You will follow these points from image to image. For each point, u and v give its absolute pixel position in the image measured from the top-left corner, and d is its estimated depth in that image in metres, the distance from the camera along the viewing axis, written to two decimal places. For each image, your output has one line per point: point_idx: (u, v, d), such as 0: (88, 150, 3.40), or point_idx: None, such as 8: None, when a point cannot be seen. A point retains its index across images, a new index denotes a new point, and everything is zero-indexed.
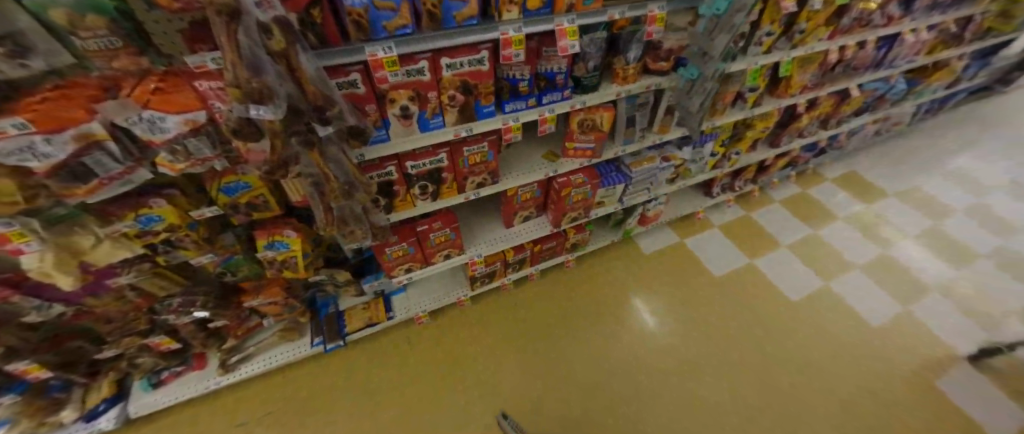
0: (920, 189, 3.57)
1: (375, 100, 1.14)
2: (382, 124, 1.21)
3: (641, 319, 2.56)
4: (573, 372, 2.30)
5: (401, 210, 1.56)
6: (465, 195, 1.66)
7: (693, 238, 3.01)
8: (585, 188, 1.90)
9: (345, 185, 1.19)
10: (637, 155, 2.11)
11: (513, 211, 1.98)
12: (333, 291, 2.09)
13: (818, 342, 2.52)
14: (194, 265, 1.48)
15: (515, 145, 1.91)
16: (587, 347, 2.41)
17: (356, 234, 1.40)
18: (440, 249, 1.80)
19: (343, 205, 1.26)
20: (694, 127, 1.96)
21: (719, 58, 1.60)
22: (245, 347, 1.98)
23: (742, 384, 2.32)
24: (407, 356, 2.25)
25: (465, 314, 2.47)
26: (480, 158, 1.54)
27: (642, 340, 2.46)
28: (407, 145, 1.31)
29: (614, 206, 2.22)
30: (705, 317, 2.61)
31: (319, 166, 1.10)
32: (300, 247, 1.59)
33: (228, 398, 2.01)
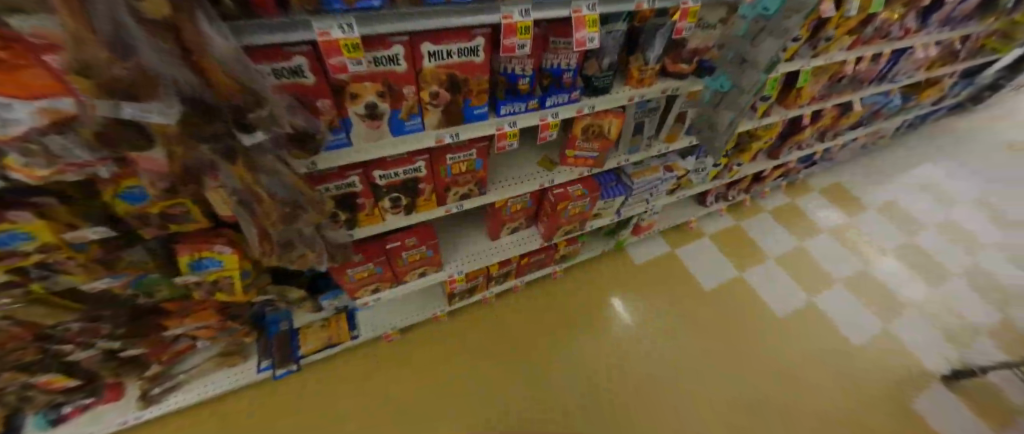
0: (899, 204, 3.59)
1: (330, 95, 0.86)
2: (340, 124, 0.94)
3: (631, 329, 2.41)
4: (560, 387, 2.13)
5: (367, 226, 1.28)
6: (446, 208, 1.40)
7: (683, 248, 2.87)
8: (583, 201, 1.67)
9: (289, 205, 0.91)
10: (640, 164, 1.91)
11: (500, 223, 1.74)
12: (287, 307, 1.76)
13: (803, 355, 2.48)
14: (90, 290, 1.16)
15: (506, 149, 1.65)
16: (572, 357, 2.24)
17: (307, 258, 1.12)
18: (414, 267, 1.53)
19: (286, 228, 0.98)
20: (719, 142, 1.76)
21: (763, 66, 1.38)
22: (174, 375, 1.67)
23: (731, 393, 2.25)
24: (374, 378, 2.00)
25: (441, 329, 2.22)
26: (467, 167, 1.28)
27: (628, 349, 2.32)
28: (374, 151, 1.04)
29: (611, 218, 2.01)
30: (691, 324, 2.50)
31: (249, 183, 0.81)
32: (237, 266, 1.28)
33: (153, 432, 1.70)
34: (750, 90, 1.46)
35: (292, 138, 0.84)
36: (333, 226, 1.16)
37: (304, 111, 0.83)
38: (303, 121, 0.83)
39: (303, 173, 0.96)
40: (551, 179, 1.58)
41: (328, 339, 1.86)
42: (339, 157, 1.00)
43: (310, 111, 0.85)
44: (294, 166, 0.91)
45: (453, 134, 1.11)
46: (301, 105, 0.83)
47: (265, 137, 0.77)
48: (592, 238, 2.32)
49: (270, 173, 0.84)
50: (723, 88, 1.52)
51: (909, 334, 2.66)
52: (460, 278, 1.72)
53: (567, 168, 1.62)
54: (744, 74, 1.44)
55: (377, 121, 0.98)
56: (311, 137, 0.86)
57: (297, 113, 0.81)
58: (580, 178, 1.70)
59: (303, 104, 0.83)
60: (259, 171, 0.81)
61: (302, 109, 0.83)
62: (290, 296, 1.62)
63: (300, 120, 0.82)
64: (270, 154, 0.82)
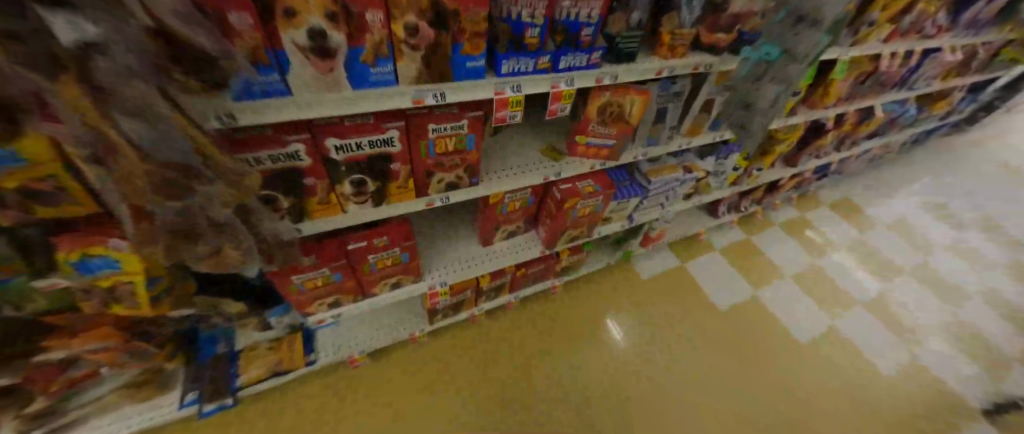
0: (914, 219, 3.39)
1: (252, 7, 0.56)
2: (271, 60, 0.65)
3: (636, 343, 2.12)
4: (562, 398, 1.85)
5: (321, 218, 0.98)
6: (427, 200, 1.10)
7: (692, 261, 2.59)
8: (595, 200, 1.40)
9: (177, 170, 0.61)
10: (656, 161, 1.65)
11: (493, 225, 1.44)
12: (225, 323, 1.44)
13: (822, 363, 2.24)
14: None
15: (502, 133, 1.37)
16: (569, 375, 1.93)
17: (228, 258, 0.81)
18: (385, 275, 1.22)
19: (184, 211, 0.67)
20: (759, 123, 1.56)
21: (827, 25, 1.19)
22: (65, 412, 1.27)
23: (740, 406, 1.99)
24: (335, 412, 1.63)
25: (421, 352, 1.87)
26: (455, 145, 0.99)
27: (632, 365, 2.02)
28: (326, 107, 0.75)
29: (621, 224, 1.74)
30: (699, 333, 2.23)
31: (101, 129, 0.51)
32: (141, 271, 0.96)
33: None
34: (806, 55, 1.28)
35: (183, 64, 0.55)
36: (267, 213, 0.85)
37: (204, 24, 0.54)
38: (202, 39, 0.54)
39: (208, 128, 0.66)
40: (557, 171, 1.31)
41: (276, 364, 1.50)
42: (271, 112, 0.70)
43: (216, 28, 0.56)
44: (191, 113, 0.61)
45: (435, 94, 0.83)
46: (200, 16, 0.53)
47: (127, 54, 0.48)
48: (597, 248, 2.03)
49: (143, 118, 0.53)
50: (770, 57, 1.32)
51: (946, 358, 2.38)
52: (443, 291, 1.40)
53: (575, 158, 1.34)
54: (801, 36, 1.24)
55: (328, 63, 0.69)
56: (211, 62, 0.58)
57: (190, 21, 0.52)
58: (590, 172, 1.43)
59: (203, 14, 0.54)
60: (120, 112, 0.51)
61: (202, 22, 0.54)
62: (225, 308, 1.30)
63: (197, 35, 0.54)
64: (142, 88, 0.52)
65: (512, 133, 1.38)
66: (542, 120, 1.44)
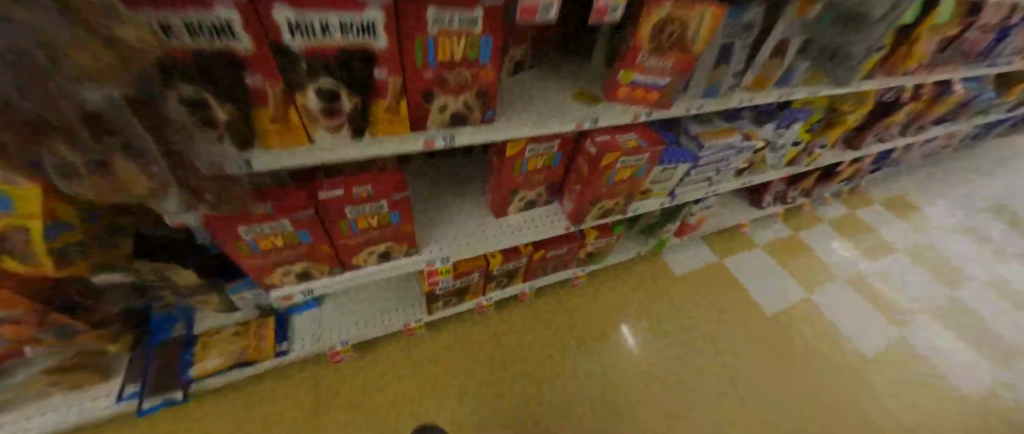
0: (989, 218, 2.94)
1: None
2: None
3: (667, 343, 1.80)
4: (576, 396, 1.57)
5: (279, 145, 0.72)
6: (425, 138, 0.83)
7: (732, 256, 2.26)
8: (637, 160, 1.11)
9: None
10: (707, 122, 1.36)
11: (509, 190, 1.16)
12: (182, 300, 1.18)
13: (888, 372, 1.88)
14: None
15: (524, 71, 1.09)
16: (582, 378, 1.62)
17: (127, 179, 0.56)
18: (369, 240, 0.95)
19: (0, 58, 0.40)
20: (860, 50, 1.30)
21: None
22: None
23: (775, 413, 1.66)
24: (311, 414, 1.36)
25: (417, 346, 1.59)
26: (464, 51, 0.72)
27: (656, 368, 1.71)
28: None
29: (661, 201, 1.45)
30: (738, 334, 1.90)
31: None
32: (43, 214, 0.70)
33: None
34: None
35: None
36: (188, 123, 0.60)
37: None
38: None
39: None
40: (592, 119, 1.02)
41: (239, 355, 1.23)
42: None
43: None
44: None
45: None
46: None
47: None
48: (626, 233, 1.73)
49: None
50: None
51: None
52: (443, 269, 1.14)
53: (615, 105, 1.06)
54: None
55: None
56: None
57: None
58: (632, 126, 1.14)
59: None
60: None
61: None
62: (178, 280, 1.05)
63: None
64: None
65: (537, 73, 1.10)
66: (574, 60, 1.15)
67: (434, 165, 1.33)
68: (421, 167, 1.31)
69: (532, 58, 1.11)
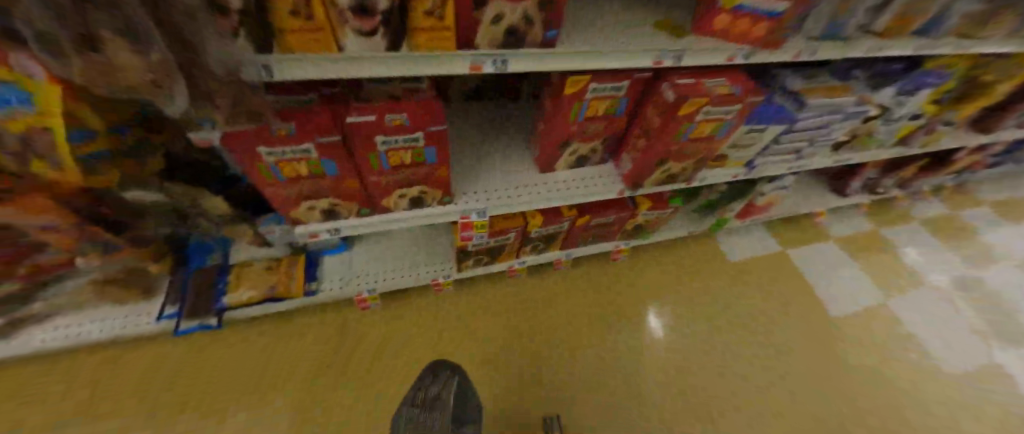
0: None
1: None
2: None
3: (715, 333, 1.63)
4: (612, 370, 1.47)
5: (302, 52, 0.61)
6: (472, 58, 0.69)
7: (801, 248, 1.98)
8: (725, 113, 0.90)
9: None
10: (813, 77, 1.10)
11: (560, 140, 1.00)
12: (216, 228, 1.15)
13: (982, 396, 1.59)
14: None
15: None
16: (617, 357, 1.50)
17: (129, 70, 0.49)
18: (401, 180, 0.85)
19: None
20: None
21: None
22: (36, 300, 1.10)
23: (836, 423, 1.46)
24: (337, 357, 1.35)
25: (445, 304, 1.52)
26: None
27: (701, 357, 1.54)
28: None
29: (735, 172, 1.23)
30: (801, 332, 1.68)
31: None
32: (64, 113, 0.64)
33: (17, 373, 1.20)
34: None
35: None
36: (196, 13, 0.48)
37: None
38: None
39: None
40: (674, 55, 0.83)
41: (269, 291, 1.22)
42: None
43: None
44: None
45: None
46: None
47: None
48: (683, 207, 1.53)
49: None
50: None
51: None
52: (480, 224, 1.03)
53: (705, 38, 0.86)
54: None
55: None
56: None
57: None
58: (721, 70, 0.93)
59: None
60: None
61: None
62: (210, 206, 1.03)
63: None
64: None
65: None
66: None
67: (477, 110, 1.19)
68: (461, 110, 1.17)
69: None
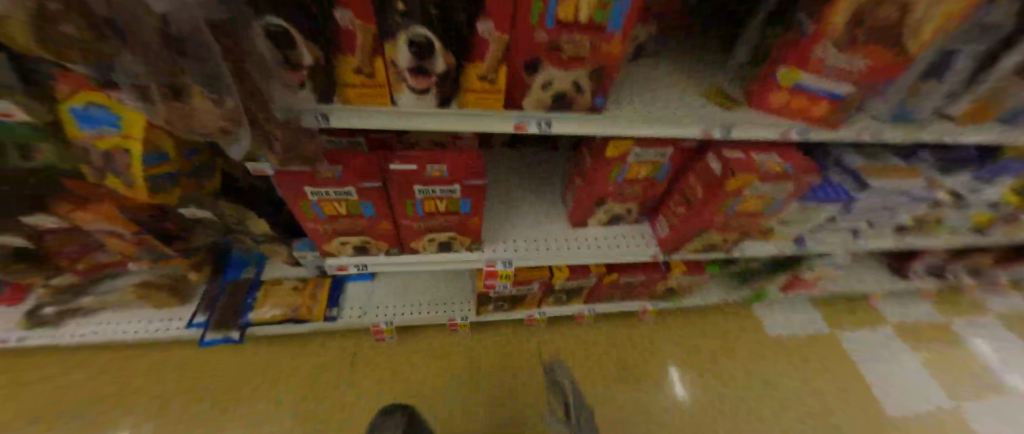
0: None
1: None
2: None
3: (750, 416, 1.47)
4: None
5: (360, 102, 0.64)
6: (519, 118, 0.70)
7: (853, 330, 1.79)
8: (775, 190, 0.87)
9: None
10: (874, 156, 1.03)
11: (596, 199, 0.99)
12: (254, 246, 1.20)
13: None
14: None
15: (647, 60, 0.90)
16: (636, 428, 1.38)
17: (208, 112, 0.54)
18: (434, 225, 0.86)
19: None
20: None
21: None
22: (85, 296, 1.17)
23: None
24: (341, 390, 1.32)
25: (459, 345, 1.47)
26: (590, 12, 0.56)
27: None
28: None
29: (783, 247, 1.13)
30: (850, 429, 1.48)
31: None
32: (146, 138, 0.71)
33: (58, 355, 1.28)
34: None
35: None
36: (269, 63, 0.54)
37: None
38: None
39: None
40: (724, 126, 0.80)
41: (291, 312, 1.23)
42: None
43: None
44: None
45: None
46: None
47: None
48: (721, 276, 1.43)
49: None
50: None
51: None
52: (504, 274, 0.98)
53: (761, 112, 0.83)
54: None
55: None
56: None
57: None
58: (772, 145, 0.90)
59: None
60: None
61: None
62: (253, 226, 1.07)
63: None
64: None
65: (662, 64, 0.89)
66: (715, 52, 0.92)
67: (514, 158, 1.20)
68: (501, 156, 1.19)
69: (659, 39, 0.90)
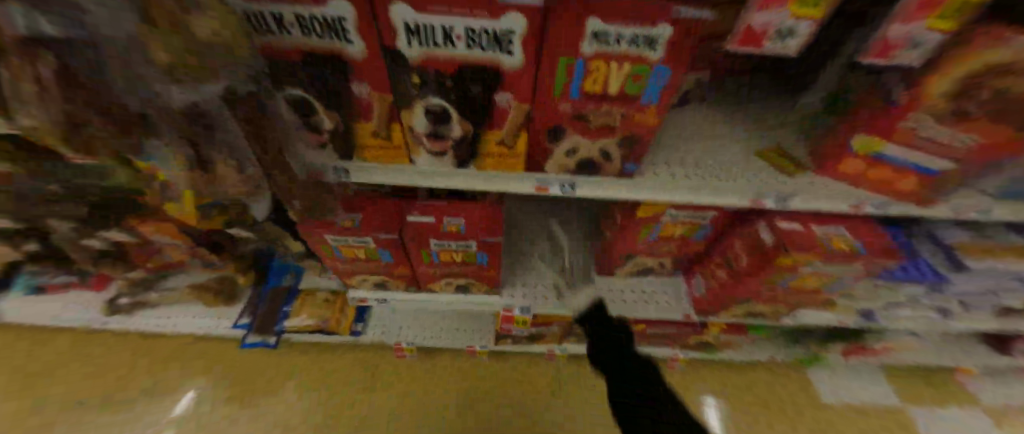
0: None
1: None
2: None
3: None
4: None
5: (376, 162, 0.64)
6: (538, 180, 0.66)
7: (933, 410, 1.52)
8: (838, 270, 0.74)
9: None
10: (979, 231, 0.84)
11: (623, 253, 0.92)
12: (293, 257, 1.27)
13: None
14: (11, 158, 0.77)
15: (695, 107, 0.80)
16: None
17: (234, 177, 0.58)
18: (449, 272, 0.85)
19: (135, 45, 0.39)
20: None
21: None
22: (154, 288, 1.31)
23: None
24: (355, 393, 1.36)
25: (480, 369, 1.45)
26: (619, 84, 0.50)
27: None
28: None
29: (847, 320, 0.97)
30: None
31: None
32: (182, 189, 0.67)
33: (85, 366, 1.33)
34: None
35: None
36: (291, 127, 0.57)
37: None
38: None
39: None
40: (778, 196, 0.70)
41: (320, 323, 1.29)
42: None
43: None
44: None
45: None
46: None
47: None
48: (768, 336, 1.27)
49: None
50: None
51: None
52: (520, 320, 0.96)
53: (827, 179, 0.71)
54: None
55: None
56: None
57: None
58: (841, 215, 0.77)
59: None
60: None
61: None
62: (290, 246, 1.13)
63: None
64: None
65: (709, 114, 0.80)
66: (783, 103, 0.79)
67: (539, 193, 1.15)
68: None
69: (709, 86, 0.76)
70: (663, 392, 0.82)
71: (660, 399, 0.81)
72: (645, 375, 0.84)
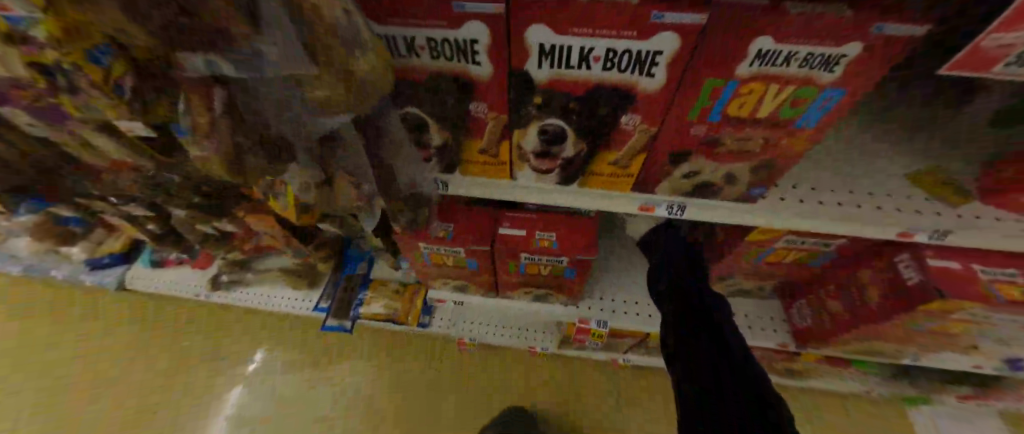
0: None
1: None
2: None
3: None
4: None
5: (478, 175, 0.63)
6: (645, 200, 0.62)
7: None
8: (1004, 319, 0.61)
9: (235, 133, 0.38)
10: None
11: (723, 273, 0.85)
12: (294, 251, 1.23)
13: None
14: (150, 162, 0.90)
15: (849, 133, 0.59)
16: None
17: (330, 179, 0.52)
18: (533, 283, 0.83)
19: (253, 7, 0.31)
20: None
21: None
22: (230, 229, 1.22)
23: None
24: (393, 353, 1.44)
25: (540, 386, 1.38)
26: (773, 106, 0.43)
27: None
28: None
29: (987, 364, 0.85)
30: None
31: None
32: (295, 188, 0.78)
33: (127, 369, 1.45)
34: None
35: None
36: (358, 194, 0.56)
37: None
38: None
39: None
40: (934, 231, 0.58)
41: (389, 313, 1.27)
42: None
43: None
44: None
45: None
46: None
47: None
48: (883, 367, 1.06)
49: None
50: None
51: None
52: (598, 334, 0.90)
53: (1002, 211, 0.57)
54: None
55: None
56: None
57: None
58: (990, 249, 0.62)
59: None
60: None
61: None
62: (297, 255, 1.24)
63: None
64: None
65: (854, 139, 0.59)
66: None
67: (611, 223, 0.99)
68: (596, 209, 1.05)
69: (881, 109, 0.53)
70: (743, 360, 0.55)
71: (715, 359, 0.55)
72: (750, 375, 0.53)
